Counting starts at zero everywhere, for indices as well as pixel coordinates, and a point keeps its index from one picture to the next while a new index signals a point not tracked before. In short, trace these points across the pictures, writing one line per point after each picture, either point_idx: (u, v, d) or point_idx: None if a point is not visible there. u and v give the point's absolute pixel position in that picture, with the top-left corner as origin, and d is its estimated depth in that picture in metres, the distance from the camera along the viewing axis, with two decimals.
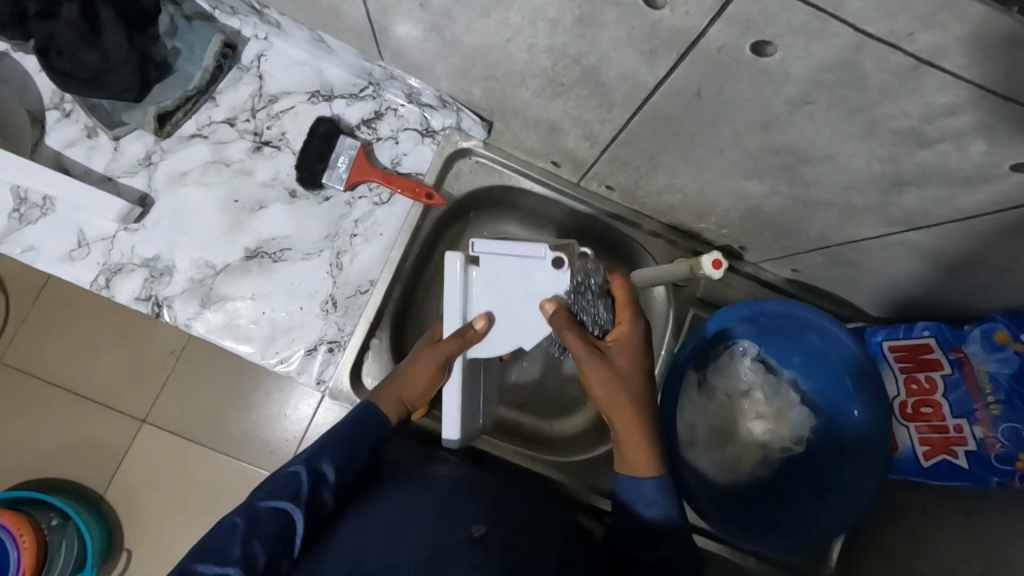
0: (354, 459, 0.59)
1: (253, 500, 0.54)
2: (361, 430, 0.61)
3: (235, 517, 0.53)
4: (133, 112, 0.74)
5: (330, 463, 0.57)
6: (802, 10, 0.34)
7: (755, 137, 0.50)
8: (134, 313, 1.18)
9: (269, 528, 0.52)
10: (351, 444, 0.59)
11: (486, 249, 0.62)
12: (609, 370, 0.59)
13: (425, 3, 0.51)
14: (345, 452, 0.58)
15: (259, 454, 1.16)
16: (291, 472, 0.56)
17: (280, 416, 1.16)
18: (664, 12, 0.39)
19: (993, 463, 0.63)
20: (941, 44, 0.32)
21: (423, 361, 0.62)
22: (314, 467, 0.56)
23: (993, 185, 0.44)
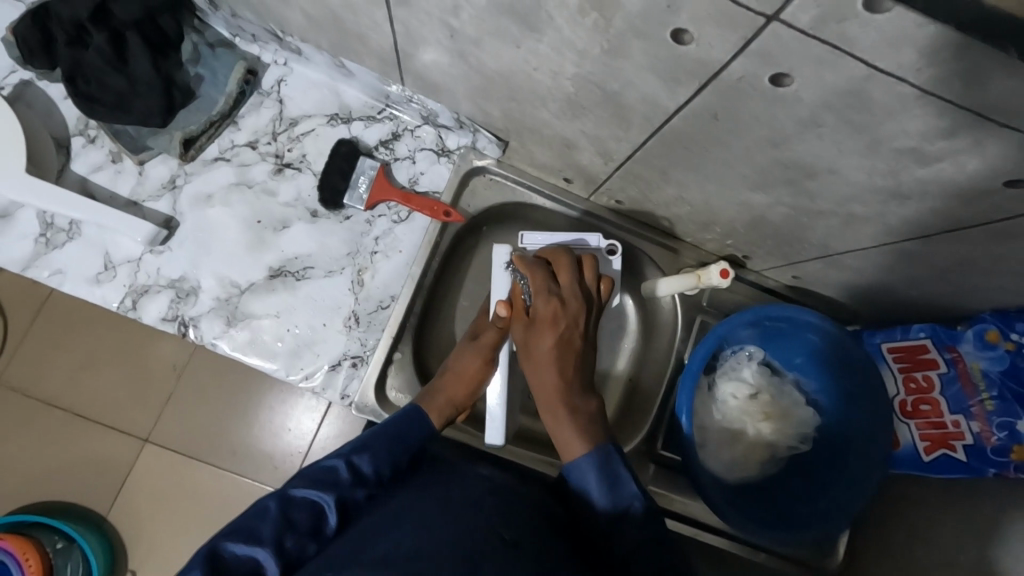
0: (391, 458, 0.61)
1: (291, 487, 0.58)
2: (403, 432, 0.63)
3: (271, 501, 0.56)
4: (159, 138, 0.76)
5: (366, 457, 0.60)
6: (819, 46, 0.38)
7: (766, 155, 0.54)
8: (139, 330, 1.18)
9: (301, 516, 0.56)
10: (391, 442, 0.62)
11: (535, 241, 0.76)
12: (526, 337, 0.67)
13: (456, 34, 0.54)
14: (382, 451, 0.61)
15: (267, 469, 1.16)
16: (328, 465, 0.59)
17: (282, 428, 1.17)
18: (689, 47, 0.43)
19: (989, 455, 0.66)
20: (945, 78, 0.36)
21: (469, 359, 0.70)
22: (350, 462, 0.59)
23: (988, 198, 0.48)
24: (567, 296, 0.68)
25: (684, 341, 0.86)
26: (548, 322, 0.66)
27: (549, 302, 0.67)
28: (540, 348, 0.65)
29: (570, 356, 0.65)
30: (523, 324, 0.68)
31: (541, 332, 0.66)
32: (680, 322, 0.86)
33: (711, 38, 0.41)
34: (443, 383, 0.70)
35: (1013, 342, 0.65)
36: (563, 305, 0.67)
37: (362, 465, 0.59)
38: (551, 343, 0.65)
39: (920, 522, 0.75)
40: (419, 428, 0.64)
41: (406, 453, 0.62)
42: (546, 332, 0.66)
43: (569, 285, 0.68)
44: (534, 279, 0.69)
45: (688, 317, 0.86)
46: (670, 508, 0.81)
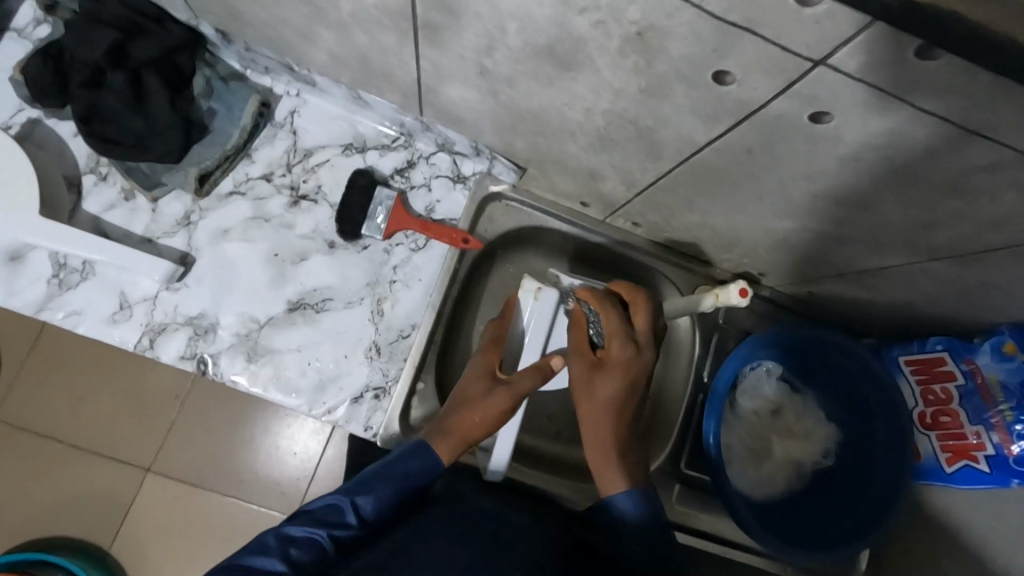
0: (396, 497, 0.59)
1: (291, 525, 0.56)
2: (409, 468, 0.61)
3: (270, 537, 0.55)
4: (174, 174, 0.75)
5: (369, 497, 0.59)
6: (866, 90, 0.38)
7: (797, 185, 0.54)
8: (132, 358, 1.14)
9: (300, 555, 0.54)
10: (396, 480, 0.60)
11: (555, 279, 0.72)
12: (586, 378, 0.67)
13: (487, 72, 0.55)
14: (386, 490, 0.59)
15: (275, 497, 1.14)
16: (329, 503, 0.58)
17: (286, 453, 1.15)
18: (731, 88, 0.43)
19: (1011, 465, 0.68)
20: (992, 121, 0.37)
21: (497, 399, 0.66)
22: (352, 500, 0.58)
23: (1021, 226, 0.49)
24: (642, 347, 0.68)
25: (702, 359, 0.86)
26: (616, 367, 0.67)
27: (624, 350, 0.67)
28: (602, 390, 0.66)
29: (627, 410, 0.67)
30: (590, 364, 0.68)
31: (612, 374, 0.66)
32: (698, 340, 0.86)
33: (755, 81, 0.41)
34: (456, 417, 0.65)
35: None
36: (637, 356, 0.67)
37: (365, 504, 0.58)
38: (614, 394, 0.66)
39: (943, 531, 0.77)
40: (426, 465, 0.61)
41: (413, 490, 0.60)
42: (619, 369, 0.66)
43: (643, 333, 0.69)
44: (608, 318, 0.69)
45: (705, 335, 0.87)
46: (699, 528, 0.81)
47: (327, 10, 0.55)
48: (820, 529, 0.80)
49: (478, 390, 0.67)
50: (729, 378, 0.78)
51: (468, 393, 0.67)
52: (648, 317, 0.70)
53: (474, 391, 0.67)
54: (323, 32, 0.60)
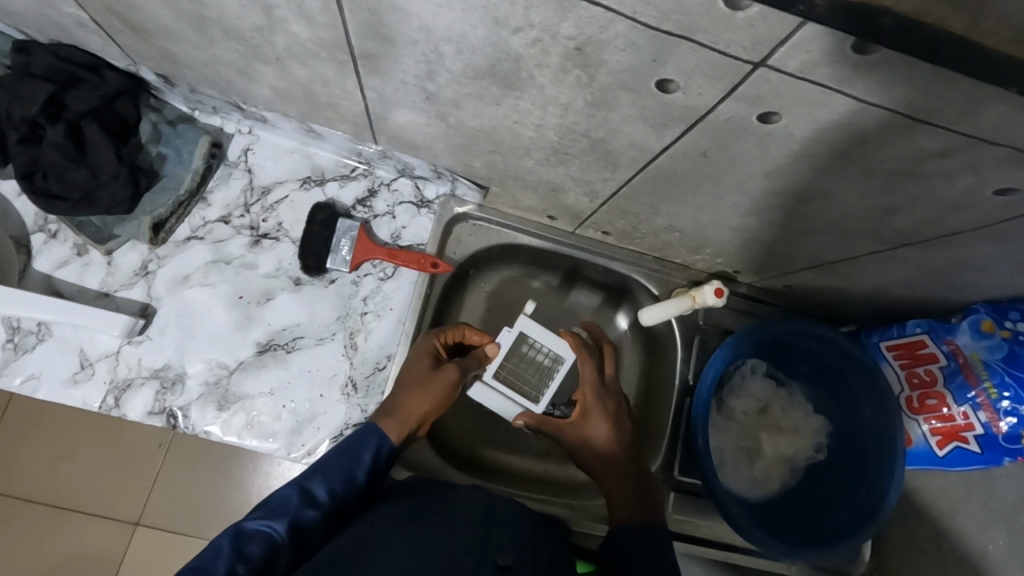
0: (348, 479, 0.58)
1: (242, 522, 0.53)
2: (357, 448, 0.60)
3: (222, 539, 0.51)
4: (126, 225, 0.73)
5: (319, 481, 0.57)
6: (809, 87, 0.38)
7: (756, 184, 0.54)
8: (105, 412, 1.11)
9: (254, 550, 0.51)
10: (346, 460, 0.59)
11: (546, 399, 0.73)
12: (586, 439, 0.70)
13: (433, 96, 0.54)
14: (336, 472, 0.58)
15: None
16: (282, 495, 0.56)
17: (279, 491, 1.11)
18: (677, 95, 0.42)
19: (1001, 443, 0.68)
20: (935, 108, 0.37)
21: (440, 382, 0.67)
22: (304, 488, 0.56)
23: (981, 207, 0.48)
24: (590, 400, 0.71)
25: (684, 364, 0.84)
26: (598, 419, 0.71)
27: (606, 413, 0.71)
28: (585, 435, 0.70)
29: (619, 447, 0.70)
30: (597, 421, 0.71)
31: (591, 417, 0.71)
32: (679, 343, 0.85)
33: (699, 87, 0.41)
34: (403, 400, 0.66)
35: (1008, 330, 0.66)
36: (586, 407, 0.71)
37: (317, 488, 0.56)
38: (604, 427, 0.70)
39: (941, 512, 0.76)
40: (371, 446, 0.60)
41: (364, 470, 0.59)
42: (600, 409, 0.71)
43: (591, 393, 0.72)
44: (584, 366, 0.73)
45: (687, 339, 0.85)
46: (693, 533, 0.80)
47: (263, 47, 0.53)
48: (818, 525, 0.79)
49: (421, 368, 0.68)
50: (714, 379, 0.77)
51: (414, 366, 0.68)
52: (591, 365, 0.73)
53: (419, 375, 0.67)
54: (264, 69, 0.58)
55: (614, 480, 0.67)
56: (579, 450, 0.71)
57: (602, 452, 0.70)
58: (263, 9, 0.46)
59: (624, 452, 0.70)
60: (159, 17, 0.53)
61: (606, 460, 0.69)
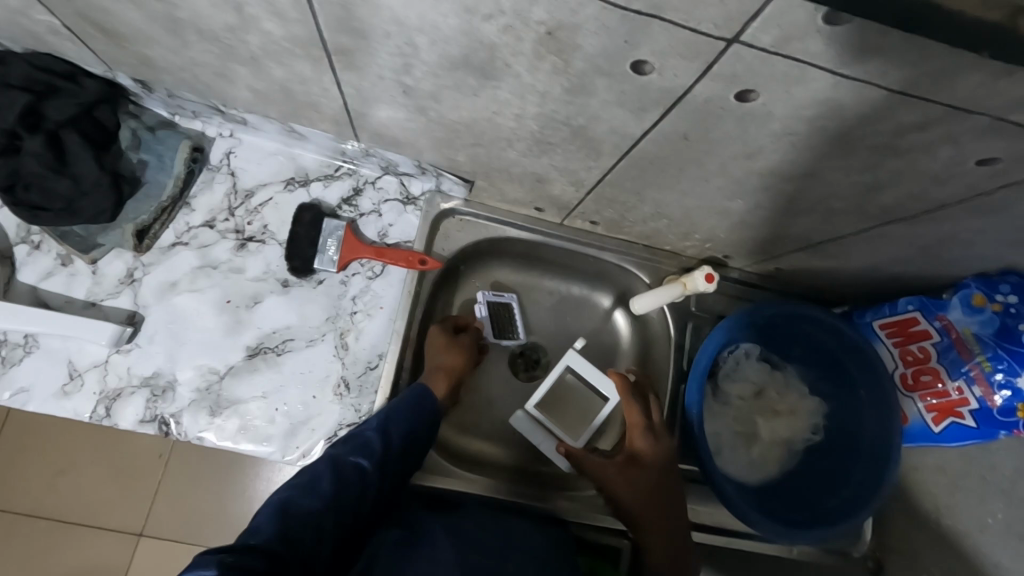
0: (411, 430, 0.63)
1: (336, 453, 0.58)
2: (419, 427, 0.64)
3: (320, 464, 0.56)
4: (111, 233, 0.73)
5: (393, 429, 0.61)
6: (784, 63, 0.37)
7: (739, 166, 0.53)
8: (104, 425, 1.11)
9: (348, 477, 0.56)
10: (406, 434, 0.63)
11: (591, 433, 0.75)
12: (631, 483, 0.69)
13: (410, 89, 0.53)
14: (405, 421, 0.63)
15: None
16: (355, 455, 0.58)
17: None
18: (653, 77, 0.42)
19: (997, 416, 0.68)
20: (911, 79, 0.37)
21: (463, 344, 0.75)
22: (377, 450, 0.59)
23: (964, 178, 0.48)
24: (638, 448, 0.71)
25: (678, 351, 0.84)
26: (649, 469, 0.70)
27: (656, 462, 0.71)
28: (632, 480, 0.69)
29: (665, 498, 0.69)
30: (644, 467, 0.70)
31: (642, 465, 0.70)
32: (673, 330, 0.84)
33: (674, 67, 0.40)
34: (438, 365, 0.72)
35: (999, 303, 0.67)
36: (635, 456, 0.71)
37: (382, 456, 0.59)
38: (652, 473, 0.70)
39: (940, 488, 0.76)
40: (427, 408, 0.66)
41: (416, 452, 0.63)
42: (652, 457, 0.70)
43: (643, 440, 0.71)
44: (632, 410, 0.72)
45: (680, 325, 0.85)
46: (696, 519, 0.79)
47: (237, 47, 0.53)
48: (817, 506, 0.79)
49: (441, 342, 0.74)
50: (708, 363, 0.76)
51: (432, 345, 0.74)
52: (639, 413, 0.71)
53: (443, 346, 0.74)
54: (241, 71, 0.58)
55: (657, 532, 0.68)
56: (621, 494, 0.69)
57: (644, 499, 0.69)
58: (233, 7, 0.46)
59: (670, 499, 0.70)
60: (130, 20, 0.52)
61: (649, 509, 0.68)
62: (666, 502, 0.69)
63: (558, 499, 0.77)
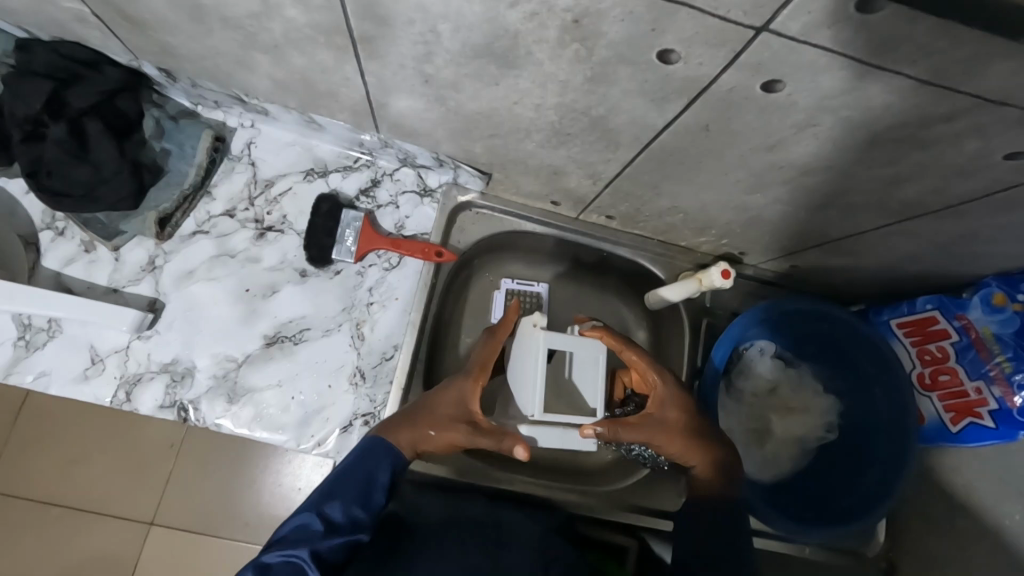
0: (371, 483, 0.60)
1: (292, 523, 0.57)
2: (371, 473, 0.61)
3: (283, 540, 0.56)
4: (132, 220, 0.73)
5: (346, 490, 0.59)
6: (812, 51, 0.37)
7: (760, 158, 0.53)
8: (122, 414, 1.12)
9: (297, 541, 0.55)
10: (361, 482, 0.60)
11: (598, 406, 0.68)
12: (665, 424, 0.66)
13: (432, 79, 0.54)
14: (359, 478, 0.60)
15: None
16: (300, 523, 0.57)
17: (291, 489, 1.12)
18: (677, 66, 0.42)
19: (1015, 417, 0.67)
20: (940, 68, 0.36)
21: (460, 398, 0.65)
22: (322, 513, 0.57)
23: (988, 172, 0.48)
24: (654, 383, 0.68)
25: (692, 346, 0.84)
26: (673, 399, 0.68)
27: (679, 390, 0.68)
28: (665, 419, 0.66)
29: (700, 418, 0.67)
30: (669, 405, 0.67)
31: (663, 402, 0.67)
32: (687, 326, 0.84)
33: (699, 56, 0.40)
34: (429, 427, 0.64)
35: (1020, 303, 0.66)
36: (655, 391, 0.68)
37: (336, 513, 0.58)
38: (677, 406, 0.67)
39: (955, 489, 0.75)
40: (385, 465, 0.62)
41: (381, 493, 0.60)
42: (669, 391, 0.67)
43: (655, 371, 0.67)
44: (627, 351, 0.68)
45: (694, 321, 0.85)
46: None
47: (260, 34, 0.53)
48: (828, 505, 0.78)
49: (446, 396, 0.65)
50: (724, 361, 0.76)
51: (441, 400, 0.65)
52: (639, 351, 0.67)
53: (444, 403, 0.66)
54: (264, 59, 0.59)
55: (711, 461, 0.66)
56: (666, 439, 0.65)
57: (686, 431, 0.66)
58: None
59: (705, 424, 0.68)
60: (159, 8, 0.53)
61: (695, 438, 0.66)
62: (706, 426, 0.67)
63: (543, 489, 0.77)
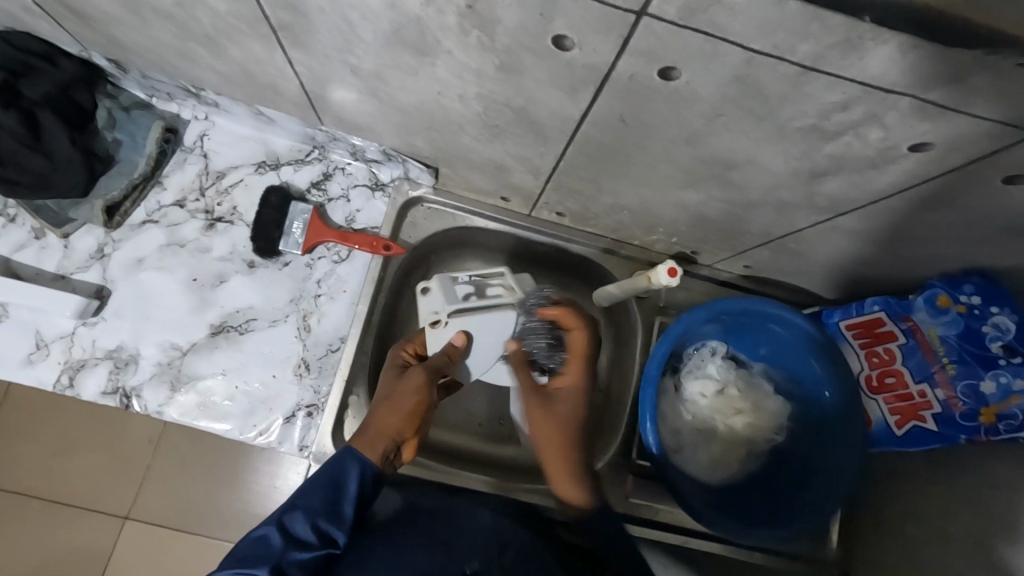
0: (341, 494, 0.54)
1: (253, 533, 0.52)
2: (340, 478, 0.54)
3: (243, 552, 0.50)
4: (81, 208, 0.75)
5: (312, 502, 0.53)
6: (694, 37, 0.37)
7: (682, 151, 0.53)
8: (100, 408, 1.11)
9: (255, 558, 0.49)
10: (329, 489, 0.54)
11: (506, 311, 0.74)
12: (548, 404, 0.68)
13: (357, 70, 0.54)
14: (326, 487, 0.54)
15: None
16: (259, 537, 0.51)
17: (268, 487, 1.11)
18: (573, 53, 0.42)
19: (958, 421, 0.65)
20: (819, 53, 0.36)
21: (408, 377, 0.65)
22: (283, 527, 0.51)
23: (900, 166, 0.47)
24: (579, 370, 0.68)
25: (644, 346, 0.84)
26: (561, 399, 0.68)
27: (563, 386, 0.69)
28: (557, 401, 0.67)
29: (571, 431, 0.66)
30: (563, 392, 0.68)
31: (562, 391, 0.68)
32: (639, 326, 0.84)
33: (593, 42, 0.41)
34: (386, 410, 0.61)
35: (962, 304, 0.65)
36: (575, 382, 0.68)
37: (300, 528, 0.51)
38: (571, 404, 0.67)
39: (904, 494, 0.74)
40: (354, 471, 0.55)
41: (351, 504, 0.54)
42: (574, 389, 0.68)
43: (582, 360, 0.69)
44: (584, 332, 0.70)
45: (647, 321, 0.85)
46: (653, 517, 0.79)
47: (190, 24, 0.54)
48: (772, 506, 0.78)
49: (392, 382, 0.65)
50: (663, 357, 0.75)
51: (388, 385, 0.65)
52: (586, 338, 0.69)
53: (389, 389, 0.64)
54: (200, 50, 0.60)
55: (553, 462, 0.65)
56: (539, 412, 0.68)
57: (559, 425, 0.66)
58: None
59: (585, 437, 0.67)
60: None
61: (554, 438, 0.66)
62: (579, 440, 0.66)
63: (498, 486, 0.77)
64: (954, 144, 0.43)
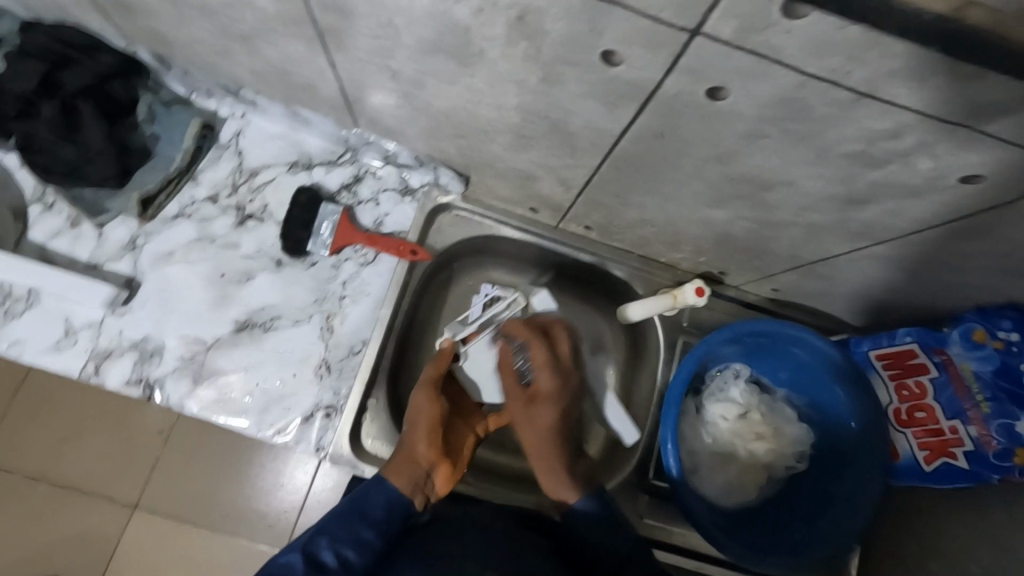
0: (362, 526, 0.58)
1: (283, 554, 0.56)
2: (363, 505, 0.58)
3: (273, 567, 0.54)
4: (116, 199, 0.77)
5: (336, 531, 0.57)
6: (746, 57, 0.37)
7: (719, 170, 0.53)
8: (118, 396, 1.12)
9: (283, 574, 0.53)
10: (354, 518, 0.58)
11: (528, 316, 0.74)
12: (527, 411, 0.68)
13: (397, 75, 0.55)
14: (351, 516, 0.58)
15: (263, 529, 1.10)
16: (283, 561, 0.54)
17: (276, 484, 1.11)
18: (619, 67, 0.42)
19: (991, 459, 0.63)
20: (876, 79, 0.36)
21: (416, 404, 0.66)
22: (309, 551, 0.55)
23: (945, 196, 0.46)
24: (571, 367, 0.70)
25: (666, 365, 0.83)
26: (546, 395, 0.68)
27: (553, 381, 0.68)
28: (535, 406, 0.67)
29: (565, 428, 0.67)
30: (524, 400, 0.68)
31: (542, 398, 0.68)
32: (661, 344, 0.83)
33: (640, 58, 0.40)
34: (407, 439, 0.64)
35: (1000, 340, 0.63)
36: (561, 372, 0.69)
37: (323, 553, 0.55)
38: (552, 408, 0.67)
39: (931, 533, 0.72)
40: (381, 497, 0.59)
41: (373, 531, 0.58)
42: (555, 392, 0.68)
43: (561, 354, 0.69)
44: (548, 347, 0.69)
45: (669, 339, 0.83)
46: (665, 538, 0.77)
47: (235, 22, 0.55)
48: (786, 535, 0.76)
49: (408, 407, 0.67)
50: (688, 378, 0.74)
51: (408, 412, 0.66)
52: (569, 340, 0.70)
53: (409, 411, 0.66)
54: (243, 48, 0.60)
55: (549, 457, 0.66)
56: (523, 423, 0.68)
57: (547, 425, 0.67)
58: None
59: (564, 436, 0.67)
60: None
61: (540, 432, 0.67)
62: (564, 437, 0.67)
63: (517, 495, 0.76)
64: (1003, 177, 0.42)
